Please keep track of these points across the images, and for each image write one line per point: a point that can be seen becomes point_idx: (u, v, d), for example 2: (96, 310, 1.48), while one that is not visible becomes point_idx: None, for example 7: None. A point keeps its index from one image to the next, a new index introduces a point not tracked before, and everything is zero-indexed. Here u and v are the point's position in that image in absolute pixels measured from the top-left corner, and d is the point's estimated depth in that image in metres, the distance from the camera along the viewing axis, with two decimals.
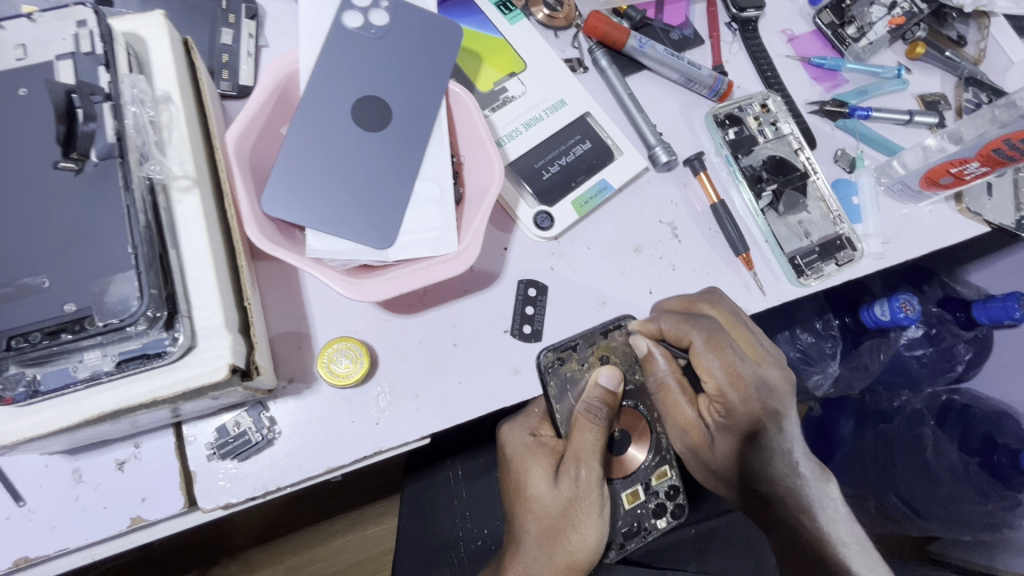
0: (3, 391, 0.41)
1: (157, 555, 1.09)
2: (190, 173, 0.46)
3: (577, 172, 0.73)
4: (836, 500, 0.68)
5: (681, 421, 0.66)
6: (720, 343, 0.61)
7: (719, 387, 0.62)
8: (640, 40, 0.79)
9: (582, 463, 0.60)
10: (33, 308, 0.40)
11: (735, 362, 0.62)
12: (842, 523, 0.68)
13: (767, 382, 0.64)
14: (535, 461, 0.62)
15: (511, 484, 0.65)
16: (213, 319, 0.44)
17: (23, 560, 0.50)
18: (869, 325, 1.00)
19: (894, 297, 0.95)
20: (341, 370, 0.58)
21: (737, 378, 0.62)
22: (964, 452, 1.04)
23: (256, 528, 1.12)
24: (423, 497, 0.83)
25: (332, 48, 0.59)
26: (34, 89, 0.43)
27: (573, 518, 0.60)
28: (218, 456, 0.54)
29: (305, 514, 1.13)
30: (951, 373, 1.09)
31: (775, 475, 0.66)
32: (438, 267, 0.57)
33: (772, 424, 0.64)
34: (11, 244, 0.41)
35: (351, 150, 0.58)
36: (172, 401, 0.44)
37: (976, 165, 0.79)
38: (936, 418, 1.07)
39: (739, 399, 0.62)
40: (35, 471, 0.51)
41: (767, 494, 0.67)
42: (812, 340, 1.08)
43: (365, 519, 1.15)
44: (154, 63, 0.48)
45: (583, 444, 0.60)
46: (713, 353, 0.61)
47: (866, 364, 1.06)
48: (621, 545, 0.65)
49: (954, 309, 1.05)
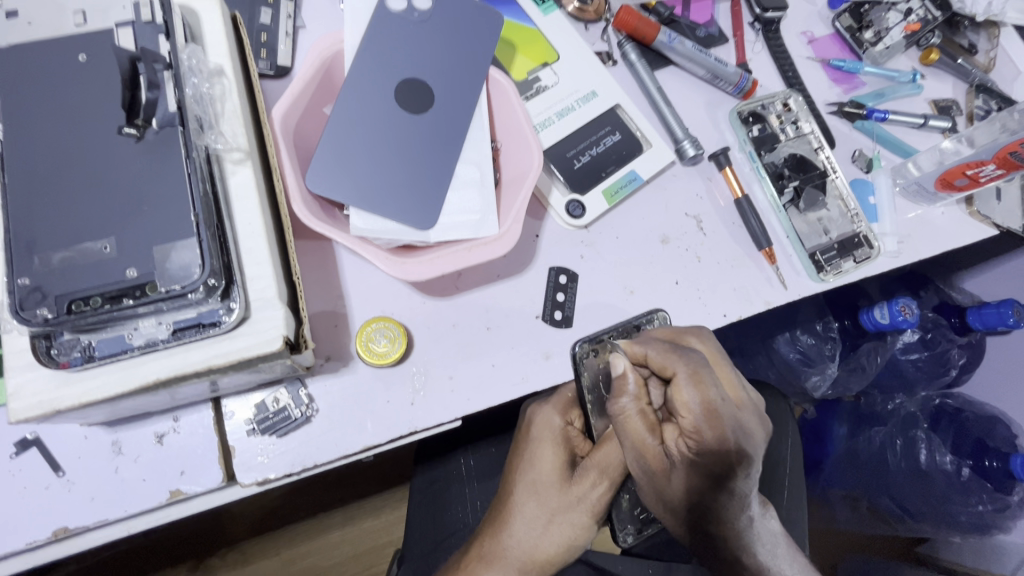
0: (60, 355, 0.41)
1: (156, 543, 1.08)
2: (243, 146, 0.46)
3: (607, 162, 0.74)
4: (777, 534, 0.66)
5: (643, 448, 0.55)
6: (705, 380, 0.54)
7: (696, 425, 0.53)
8: (669, 36, 0.80)
9: (602, 477, 0.60)
10: (94, 273, 0.40)
11: (716, 402, 0.53)
12: (780, 554, 0.65)
13: (743, 427, 0.55)
14: (558, 450, 0.62)
15: (517, 462, 0.65)
16: (267, 290, 0.44)
17: (62, 530, 0.50)
18: (870, 329, 1.04)
19: (893, 301, 0.99)
20: (380, 349, 0.59)
21: (715, 419, 0.53)
22: (956, 454, 1.04)
23: (255, 519, 1.11)
24: (433, 487, 0.83)
25: (376, 29, 0.60)
26: (93, 55, 0.43)
27: (570, 517, 0.61)
28: (258, 432, 0.54)
29: (305, 505, 1.13)
30: (945, 377, 1.12)
31: (727, 516, 0.59)
32: (481, 250, 0.58)
33: (745, 470, 0.55)
34: (68, 209, 0.41)
35: (394, 130, 0.59)
36: (221, 372, 0.43)
37: (992, 167, 0.82)
38: (929, 421, 1.09)
39: (714, 437, 0.53)
40: (74, 442, 0.51)
41: (711, 528, 0.59)
42: (812, 341, 1.13)
43: (365, 512, 1.15)
44: (208, 37, 0.48)
45: (610, 462, 0.59)
46: (694, 388, 0.53)
47: (864, 366, 1.12)
48: (640, 530, 0.65)
49: (949, 314, 1.08)
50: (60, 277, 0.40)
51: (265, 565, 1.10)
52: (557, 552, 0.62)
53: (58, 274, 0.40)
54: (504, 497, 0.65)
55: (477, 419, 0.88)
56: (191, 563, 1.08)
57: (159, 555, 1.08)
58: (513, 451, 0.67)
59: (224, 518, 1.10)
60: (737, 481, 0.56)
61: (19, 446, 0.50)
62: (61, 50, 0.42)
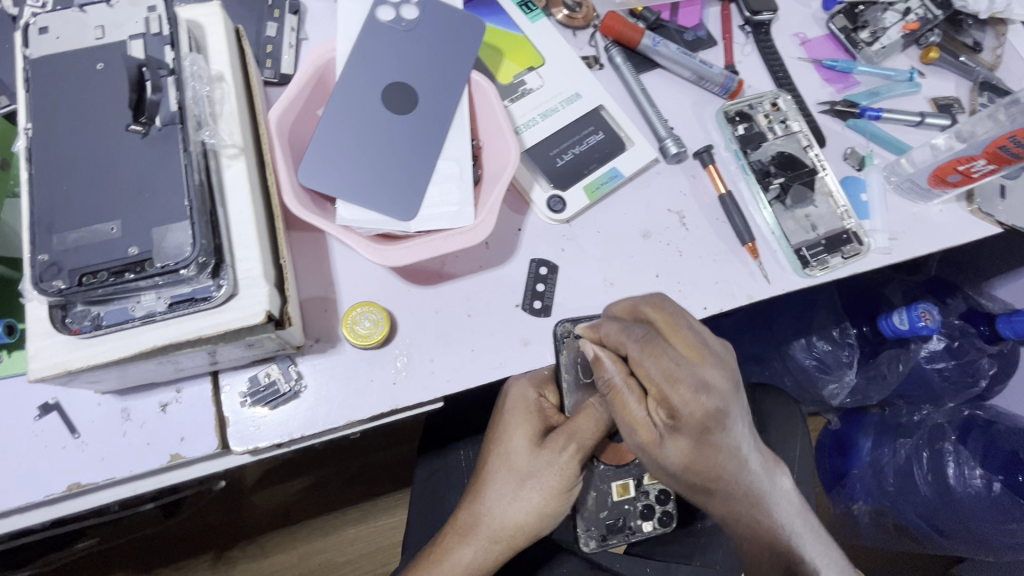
0: (72, 323, 0.47)
1: (177, 532, 1.14)
2: (237, 142, 0.52)
3: (589, 160, 0.77)
4: (789, 491, 0.62)
5: (631, 424, 0.55)
6: (657, 350, 0.53)
7: (660, 391, 0.52)
8: (654, 39, 0.83)
9: (572, 442, 0.61)
10: (103, 250, 0.46)
11: (675, 367, 0.52)
12: (797, 515, 0.62)
13: (711, 385, 0.52)
14: (530, 419, 0.63)
15: (493, 433, 0.66)
16: (253, 270, 0.49)
17: (76, 485, 0.55)
18: (889, 335, 1.06)
19: (912, 307, 1.00)
20: (363, 330, 0.63)
21: (679, 383, 0.52)
22: (987, 470, 1.00)
23: (271, 511, 1.17)
24: (431, 479, 0.86)
25: (366, 38, 0.65)
26: (109, 64, 0.49)
27: (541, 482, 0.62)
28: (251, 403, 0.59)
29: (320, 503, 1.18)
30: (975, 388, 1.11)
31: (733, 476, 0.57)
32: (455, 238, 0.62)
33: (723, 427, 0.53)
34: (83, 196, 0.47)
35: (382, 130, 0.64)
36: (212, 343, 0.48)
37: (983, 163, 0.80)
38: (957, 433, 1.07)
39: (682, 402, 0.52)
40: (89, 408, 0.57)
41: (725, 493, 0.58)
42: (829, 348, 1.16)
43: (377, 512, 1.20)
44: (211, 47, 0.54)
45: (583, 427, 0.61)
46: (650, 359, 0.52)
47: (884, 373, 1.13)
48: (604, 537, 0.71)
49: (978, 322, 1.08)
50: (74, 254, 0.46)
51: (279, 560, 1.16)
52: (529, 521, 0.62)
53: (73, 251, 0.46)
54: (479, 468, 0.66)
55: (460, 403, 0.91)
56: (211, 554, 1.14)
57: (181, 545, 1.14)
58: (491, 422, 0.68)
59: (242, 512, 1.16)
60: (720, 439, 0.54)
61: (41, 409, 0.56)
62: (82, 61, 0.49)
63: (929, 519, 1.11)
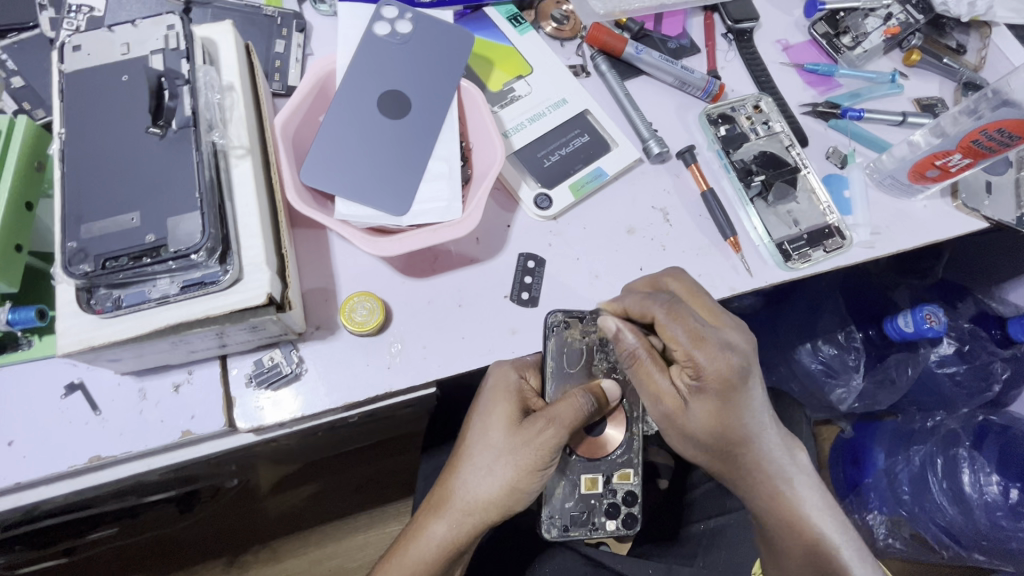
0: (96, 304, 0.52)
1: (193, 533, 1.18)
2: (245, 144, 0.58)
3: (575, 161, 0.82)
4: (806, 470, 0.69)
5: (659, 393, 0.63)
6: (681, 313, 0.61)
7: (687, 353, 0.60)
8: (637, 48, 0.88)
9: (551, 425, 0.64)
10: (124, 238, 0.52)
11: (698, 326, 0.60)
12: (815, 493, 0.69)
13: (733, 344, 0.61)
14: (509, 400, 0.67)
15: (474, 412, 0.70)
16: (256, 257, 0.54)
17: (95, 458, 0.60)
18: (895, 338, 1.08)
19: (917, 309, 1.02)
20: (360, 318, 0.67)
21: (704, 343, 0.60)
22: (1003, 476, 1.02)
23: (284, 515, 1.21)
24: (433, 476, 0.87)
25: (364, 50, 0.71)
26: (133, 76, 0.55)
27: (514, 458, 0.64)
28: (255, 385, 0.64)
29: (331, 508, 1.22)
30: (988, 393, 1.13)
31: (751, 440, 0.65)
32: (444, 231, 0.66)
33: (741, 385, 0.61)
34: (107, 190, 0.53)
35: (377, 133, 0.69)
36: (220, 323, 0.53)
37: (959, 157, 0.83)
38: (971, 439, 1.08)
39: (707, 361, 0.59)
40: (109, 387, 0.62)
41: (748, 462, 0.66)
42: (835, 352, 1.17)
43: (386, 517, 1.23)
44: (222, 60, 0.60)
45: (562, 413, 0.64)
46: (675, 322, 0.60)
47: (891, 378, 1.14)
48: (566, 528, 0.72)
49: (989, 326, 1.13)
50: (99, 241, 0.52)
51: (291, 564, 1.19)
52: (499, 496, 0.65)
53: (97, 239, 0.52)
54: (460, 445, 0.69)
55: (453, 396, 0.92)
56: (226, 558, 1.18)
57: (197, 545, 1.19)
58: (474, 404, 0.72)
59: (255, 515, 1.20)
60: (739, 397, 0.61)
61: (68, 388, 0.62)
62: (110, 73, 0.55)
63: (948, 531, 1.09)
